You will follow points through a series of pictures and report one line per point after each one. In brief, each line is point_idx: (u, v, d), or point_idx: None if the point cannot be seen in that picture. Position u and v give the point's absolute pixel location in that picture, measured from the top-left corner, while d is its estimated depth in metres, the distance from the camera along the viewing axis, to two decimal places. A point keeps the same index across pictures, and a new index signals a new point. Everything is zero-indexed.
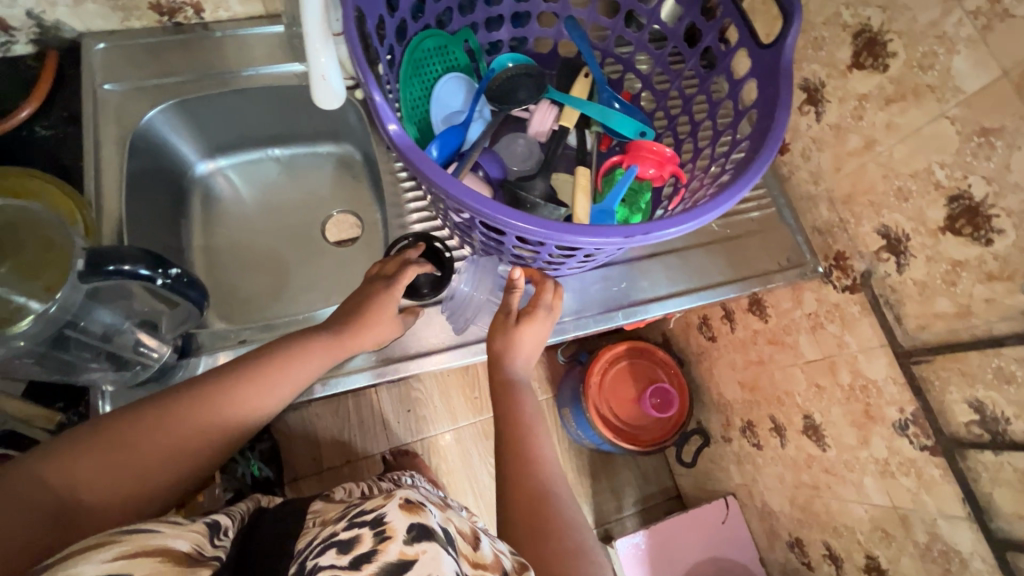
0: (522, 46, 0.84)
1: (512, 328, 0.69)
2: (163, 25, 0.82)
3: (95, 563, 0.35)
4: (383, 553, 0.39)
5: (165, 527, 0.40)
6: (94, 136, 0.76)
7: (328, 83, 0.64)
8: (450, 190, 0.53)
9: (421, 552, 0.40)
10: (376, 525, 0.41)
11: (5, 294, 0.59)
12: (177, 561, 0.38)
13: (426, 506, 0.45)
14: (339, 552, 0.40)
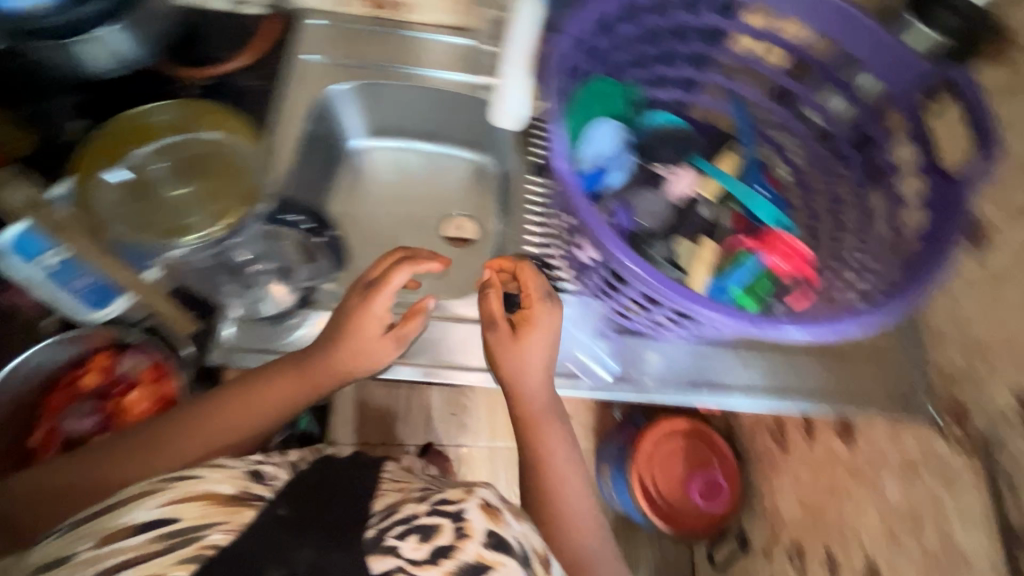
0: (681, 109, 0.86)
1: (512, 339, 0.66)
2: (372, 18, 0.92)
3: (147, 509, 0.46)
4: (461, 551, 0.43)
5: (211, 473, 0.50)
6: (287, 96, 0.86)
7: (506, 103, 0.74)
8: (594, 227, 0.56)
9: (499, 562, 0.44)
10: (456, 520, 0.45)
11: (188, 209, 0.71)
12: (219, 503, 0.46)
13: (504, 513, 0.48)
14: (419, 539, 0.44)
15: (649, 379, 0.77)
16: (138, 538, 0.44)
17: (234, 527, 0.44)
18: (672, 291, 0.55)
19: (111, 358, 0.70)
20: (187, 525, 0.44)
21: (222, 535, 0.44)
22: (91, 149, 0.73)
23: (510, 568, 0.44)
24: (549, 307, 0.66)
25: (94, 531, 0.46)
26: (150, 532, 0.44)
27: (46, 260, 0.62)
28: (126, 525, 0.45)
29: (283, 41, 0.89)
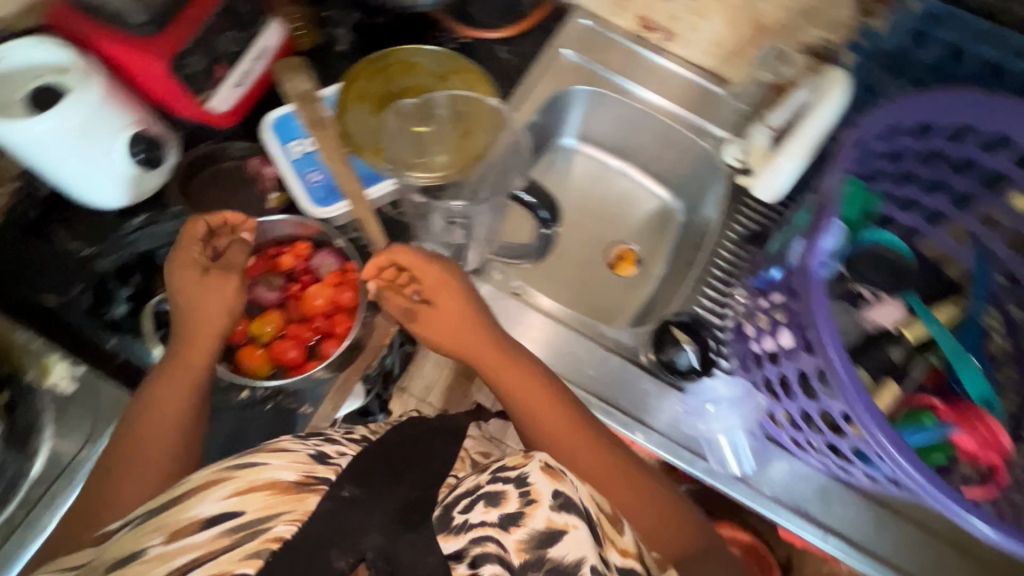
0: (914, 237, 0.78)
1: (432, 310, 0.64)
2: (632, 35, 0.92)
3: (212, 502, 0.46)
4: (532, 518, 0.45)
5: (274, 458, 0.49)
6: (532, 81, 0.89)
7: (773, 176, 0.73)
8: (820, 324, 0.53)
9: (572, 525, 0.46)
10: (520, 485, 0.47)
11: (433, 140, 0.79)
12: (283, 491, 0.46)
13: (565, 473, 0.49)
14: (487, 506, 0.47)
15: (770, 493, 0.71)
16: (201, 535, 0.45)
17: (300, 517, 0.44)
18: (878, 425, 0.50)
19: (309, 250, 0.75)
20: (251, 518, 0.45)
21: (288, 527, 0.44)
22: (360, 67, 0.81)
23: (583, 532, 0.46)
24: (452, 284, 0.64)
25: (162, 526, 0.46)
26: (216, 527, 0.45)
27: (303, 145, 0.76)
28: (194, 518, 0.46)
29: (548, 30, 0.92)
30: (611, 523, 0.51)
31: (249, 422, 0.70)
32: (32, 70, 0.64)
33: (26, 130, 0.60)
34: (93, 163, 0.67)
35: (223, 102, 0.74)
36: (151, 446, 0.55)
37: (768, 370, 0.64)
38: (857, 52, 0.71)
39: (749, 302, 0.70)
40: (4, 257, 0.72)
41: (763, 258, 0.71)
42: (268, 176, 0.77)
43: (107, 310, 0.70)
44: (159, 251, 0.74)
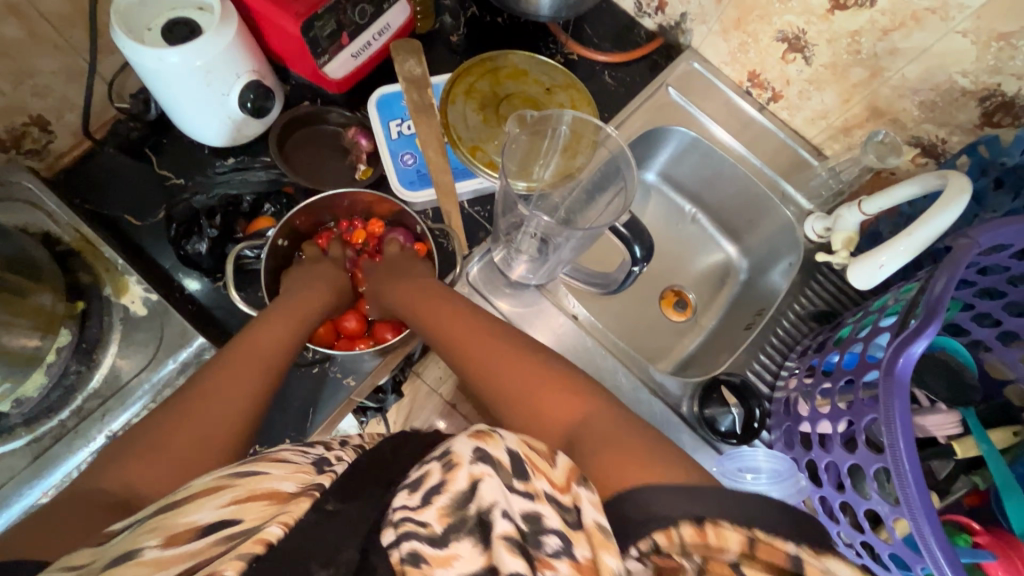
0: (980, 352, 0.77)
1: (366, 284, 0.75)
2: (739, 88, 0.91)
3: (210, 509, 0.37)
4: (451, 483, 0.37)
5: (275, 468, 0.41)
6: (632, 111, 0.89)
7: (877, 272, 0.67)
8: (897, 428, 0.52)
9: (483, 474, 0.37)
10: (441, 457, 0.39)
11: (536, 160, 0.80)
12: (281, 501, 0.38)
13: (497, 430, 0.41)
14: (410, 490, 0.38)
15: None
16: (197, 542, 0.35)
17: (291, 520, 0.35)
18: (936, 537, 0.49)
19: (382, 230, 0.77)
20: (248, 526, 0.36)
21: (279, 530, 0.34)
22: (474, 65, 0.83)
23: (497, 482, 0.37)
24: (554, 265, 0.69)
25: (159, 527, 0.36)
26: (212, 533, 0.35)
27: (403, 126, 0.80)
28: (192, 525, 0.36)
29: (658, 68, 0.92)
30: (545, 460, 0.42)
31: (295, 383, 0.71)
32: (171, 2, 0.66)
33: (158, 59, 0.62)
34: (207, 102, 0.68)
35: (338, 70, 0.75)
36: (257, 364, 0.59)
37: (816, 453, 0.64)
38: (972, 157, 0.70)
39: (807, 381, 0.69)
40: (103, 170, 0.75)
41: (830, 341, 0.70)
42: (362, 149, 0.78)
43: (190, 243, 0.71)
44: (245, 197, 0.74)
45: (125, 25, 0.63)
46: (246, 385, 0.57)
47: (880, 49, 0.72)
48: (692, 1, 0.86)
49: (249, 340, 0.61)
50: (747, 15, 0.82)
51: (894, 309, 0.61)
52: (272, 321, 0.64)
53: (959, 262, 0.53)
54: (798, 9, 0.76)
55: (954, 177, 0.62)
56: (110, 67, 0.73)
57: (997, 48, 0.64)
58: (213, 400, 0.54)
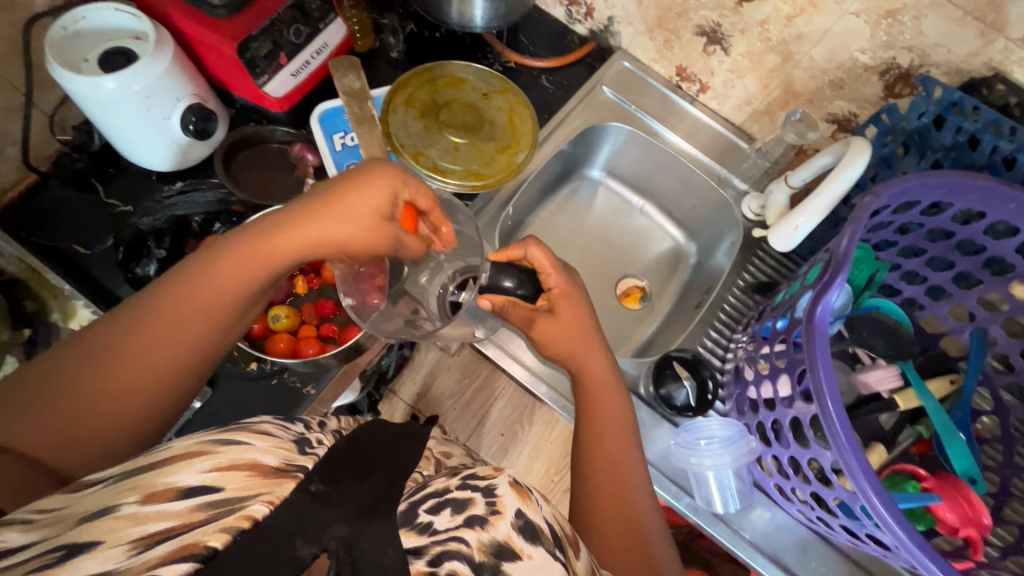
0: (910, 309, 0.82)
1: (551, 318, 0.65)
2: (669, 83, 0.96)
3: (191, 473, 0.39)
4: (492, 528, 0.41)
5: (257, 440, 0.42)
6: (569, 112, 0.94)
7: (794, 234, 0.72)
8: (819, 375, 0.55)
9: (527, 554, 0.41)
10: (487, 494, 0.43)
11: (475, 156, 0.83)
12: (262, 476, 0.40)
13: (533, 492, 0.45)
14: (454, 512, 0.42)
15: (750, 538, 0.72)
16: (178, 504, 0.38)
17: (275, 500, 0.39)
18: (868, 478, 0.53)
19: None
20: (229, 497, 0.38)
21: (263, 508, 0.38)
22: (413, 76, 0.86)
23: (541, 561, 0.41)
24: (572, 283, 0.67)
25: (138, 485, 0.38)
26: (190, 499, 0.38)
27: (346, 138, 0.82)
28: (171, 486, 0.38)
29: (595, 69, 0.97)
30: (571, 547, 0.45)
31: (256, 396, 0.72)
32: (106, 34, 0.68)
33: (95, 87, 0.63)
34: (148, 128, 0.70)
35: (280, 88, 0.77)
36: (185, 333, 0.51)
37: (762, 414, 0.67)
38: (877, 126, 0.75)
39: (750, 348, 0.73)
40: (49, 203, 0.76)
41: (768, 308, 0.73)
42: (308, 163, 0.81)
43: (139, 266, 0.72)
44: (194, 217, 0.76)
45: (60, 58, 0.65)
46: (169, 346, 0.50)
47: (788, 34, 0.78)
48: (616, 5, 0.91)
49: (186, 302, 0.51)
50: (667, 14, 0.87)
51: (813, 271, 0.65)
52: (221, 284, 0.52)
53: (861, 217, 0.58)
54: (710, 4, 0.81)
55: (856, 141, 0.67)
56: (50, 100, 0.74)
57: (887, 24, 0.70)
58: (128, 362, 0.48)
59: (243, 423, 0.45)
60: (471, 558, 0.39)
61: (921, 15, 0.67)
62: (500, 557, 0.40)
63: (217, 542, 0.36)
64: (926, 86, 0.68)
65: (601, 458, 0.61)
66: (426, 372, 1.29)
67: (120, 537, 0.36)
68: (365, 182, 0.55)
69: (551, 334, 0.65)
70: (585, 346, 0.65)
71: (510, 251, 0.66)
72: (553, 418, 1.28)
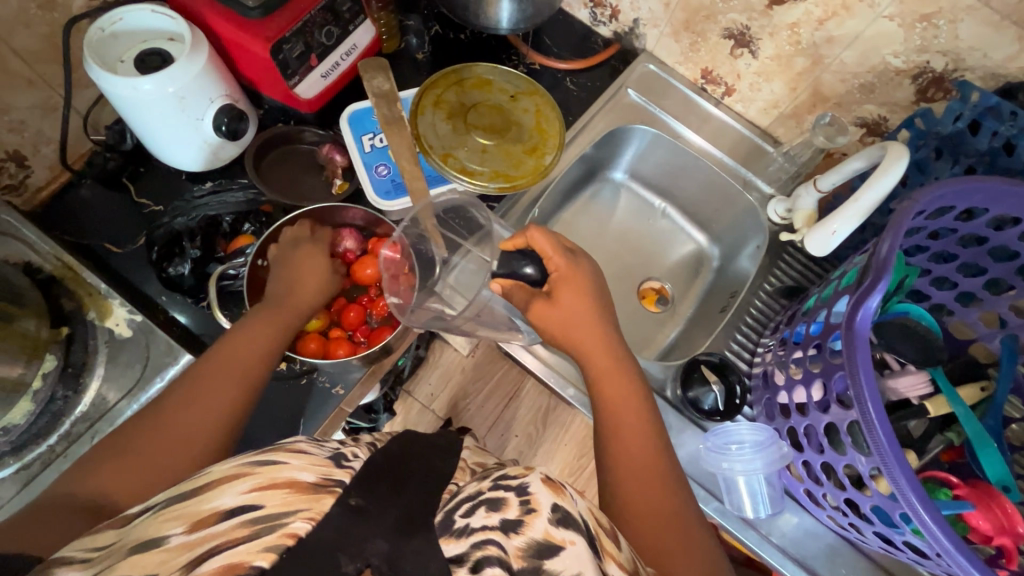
0: (940, 315, 0.81)
1: (550, 304, 0.63)
2: (694, 85, 0.96)
3: (232, 495, 0.40)
4: (530, 528, 0.41)
5: (293, 458, 0.43)
6: (593, 115, 0.94)
7: (830, 238, 0.71)
8: (861, 379, 0.55)
9: (569, 541, 0.41)
10: (520, 494, 0.43)
11: (502, 158, 0.83)
12: (301, 491, 0.40)
13: (566, 488, 0.45)
14: (488, 511, 0.42)
15: (778, 543, 0.72)
16: (222, 525, 0.38)
17: (317, 516, 0.39)
18: (911, 486, 0.53)
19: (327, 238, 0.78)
20: (271, 513, 0.39)
21: (305, 525, 0.39)
22: (440, 77, 0.86)
23: (582, 550, 0.41)
24: (575, 266, 0.65)
25: (183, 514, 0.39)
26: (235, 518, 0.39)
27: (375, 140, 0.82)
28: (215, 511, 0.39)
29: (620, 71, 0.97)
30: (609, 538, 0.45)
31: (284, 396, 0.72)
32: (142, 35, 0.68)
33: (132, 88, 0.64)
34: (182, 127, 0.70)
35: (309, 90, 0.78)
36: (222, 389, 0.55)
37: (794, 419, 0.66)
38: (910, 130, 0.74)
39: (780, 352, 0.72)
40: (81, 203, 0.76)
41: (799, 313, 0.73)
42: (336, 164, 0.81)
43: (172, 265, 0.72)
44: (224, 217, 0.76)
45: (98, 58, 0.65)
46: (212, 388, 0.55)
47: (818, 38, 0.77)
48: (642, 7, 0.91)
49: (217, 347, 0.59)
50: (695, 16, 0.87)
51: (850, 274, 0.64)
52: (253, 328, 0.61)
53: (901, 222, 0.57)
54: (740, 7, 0.81)
55: (893, 146, 0.67)
56: (84, 100, 0.75)
57: (921, 28, 0.69)
58: (179, 417, 0.52)
59: (275, 443, 0.45)
60: (508, 562, 0.39)
61: (958, 19, 0.66)
62: (540, 557, 0.40)
63: (263, 560, 0.37)
64: (962, 90, 0.68)
65: (643, 456, 0.58)
66: (443, 372, 1.29)
67: (172, 565, 0.37)
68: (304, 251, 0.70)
69: (551, 322, 0.63)
70: (592, 339, 0.63)
71: (513, 239, 0.67)
72: (568, 420, 1.28)
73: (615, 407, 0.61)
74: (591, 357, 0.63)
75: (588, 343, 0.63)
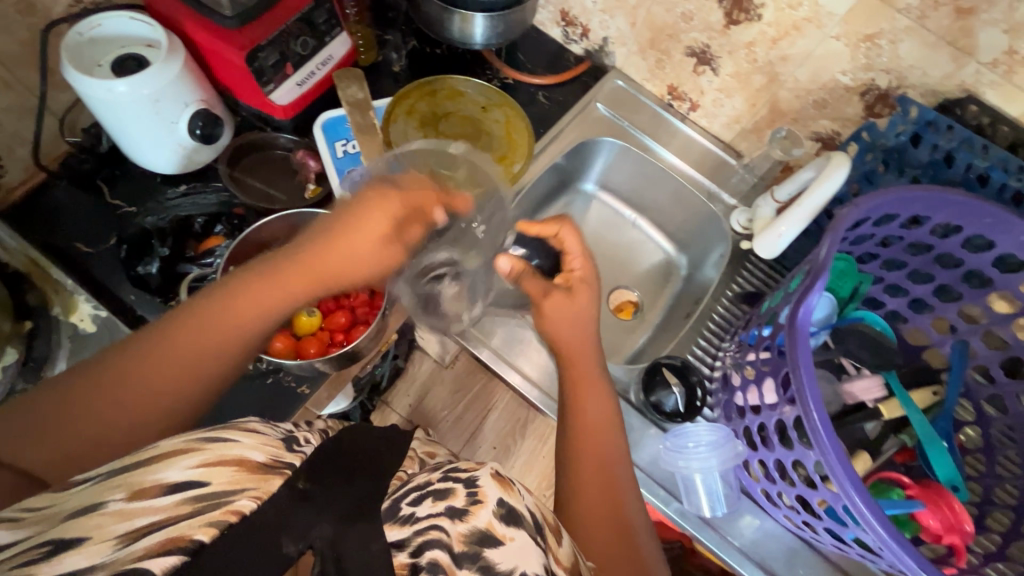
0: (895, 322, 0.84)
1: (568, 300, 0.65)
2: (661, 101, 1.00)
3: (178, 470, 0.40)
4: (474, 516, 0.43)
5: (245, 437, 0.43)
6: (563, 128, 0.97)
7: (778, 240, 0.76)
8: (800, 374, 0.57)
9: (509, 536, 0.43)
10: (468, 485, 0.45)
11: None
12: (249, 470, 0.41)
13: (515, 484, 0.48)
14: (435, 500, 0.44)
15: (738, 545, 0.73)
16: (164, 499, 0.39)
17: (263, 495, 0.40)
18: (851, 478, 0.54)
19: None
20: (217, 490, 0.39)
21: (250, 503, 0.40)
22: (414, 88, 0.89)
23: (521, 543, 0.44)
24: (591, 268, 0.67)
25: (125, 482, 0.39)
26: (177, 494, 0.39)
27: (348, 146, 0.84)
28: (159, 483, 0.39)
29: (590, 87, 1.00)
30: (553, 533, 0.49)
31: (249, 394, 0.73)
32: (120, 41, 0.71)
33: (107, 90, 0.66)
34: (157, 130, 0.72)
35: (285, 96, 0.79)
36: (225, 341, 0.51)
37: (748, 419, 0.68)
38: (859, 143, 0.79)
39: (737, 354, 0.74)
40: (52, 202, 0.78)
41: (755, 316, 0.75)
42: (309, 169, 0.83)
43: (141, 264, 0.74)
44: (196, 218, 0.78)
45: (74, 60, 0.67)
46: (245, 325, 0.52)
47: (773, 56, 0.81)
48: (611, 26, 0.95)
49: (280, 276, 0.54)
50: (659, 35, 0.91)
51: (796, 279, 0.68)
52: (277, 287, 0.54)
53: (839, 226, 0.60)
54: (700, 27, 0.85)
55: (835, 156, 0.70)
56: (61, 103, 0.76)
57: (866, 48, 0.73)
58: (173, 356, 0.49)
59: (229, 422, 0.45)
60: (451, 545, 0.42)
61: (898, 40, 0.71)
62: (482, 544, 0.42)
63: (203, 536, 0.38)
64: (903, 105, 0.73)
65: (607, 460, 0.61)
66: (419, 384, 1.30)
67: (107, 533, 0.37)
68: (372, 205, 0.57)
69: (566, 324, 0.65)
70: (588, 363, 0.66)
71: (546, 226, 0.66)
72: (545, 431, 1.28)
73: (586, 411, 0.64)
74: (573, 359, 0.66)
75: (568, 342, 0.65)
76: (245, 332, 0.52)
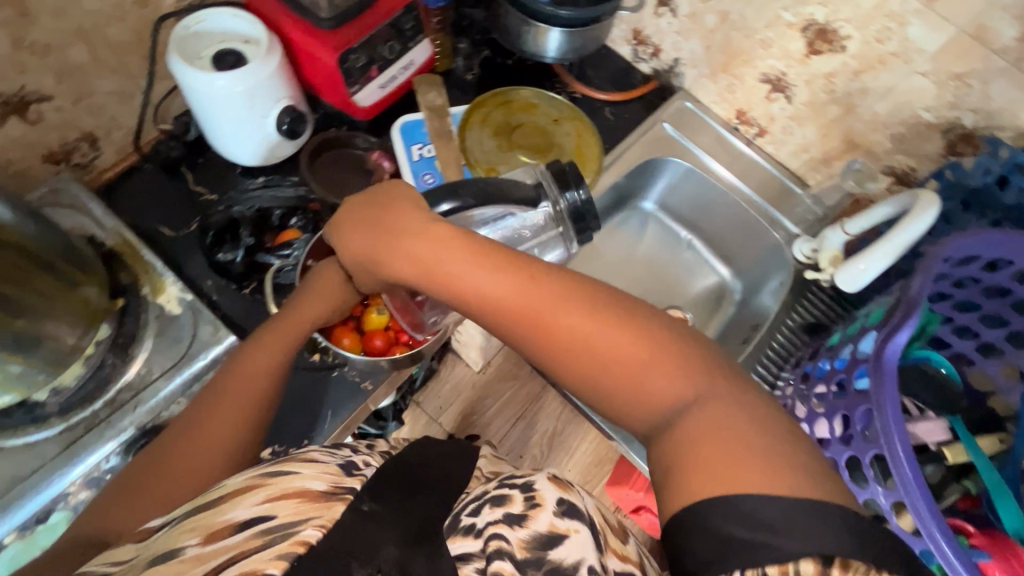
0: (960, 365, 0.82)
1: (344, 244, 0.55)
2: (727, 124, 0.99)
3: (246, 507, 0.40)
4: (534, 521, 0.41)
5: (304, 468, 0.43)
6: (628, 146, 0.97)
7: (863, 274, 0.75)
8: (887, 410, 0.57)
9: (573, 530, 0.41)
10: (526, 491, 0.43)
11: None
12: (312, 500, 0.40)
13: (573, 485, 0.46)
14: (493, 506, 0.43)
15: None
16: (236, 536, 0.38)
17: (328, 524, 0.39)
18: (934, 519, 0.54)
19: None
20: (283, 522, 0.38)
21: (316, 533, 0.38)
22: (489, 97, 0.90)
23: (585, 537, 0.41)
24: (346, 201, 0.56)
25: (199, 526, 0.39)
26: (248, 529, 0.38)
27: (423, 150, 0.86)
28: (228, 523, 0.39)
29: (656, 106, 1.01)
30: (616, 536, 0.45)
31: (315, 386, 0.75)
32: (222, 35, 0.73)
33: (208, 82, 0.68)
34: (248, 124, 0.75)
35: (367, 98, 0.83)
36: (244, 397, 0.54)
37: None
38: (940, 181, 0.78)
39: (802, 386, 0.73)
40: (141, 185, 0.81)
41: (823, 348, 0.74)
42: (385, 171, 0.86)
43: (223, 251, 0.77)
44: (275, 211, 0.80)
45: (181, 52, 0.70)
46: (266, 360, 0.57)
47: (853, 87, 0.81)
48: (684, 48, 0.95)
49: (274, 328, 0.60)
50: (733, 60, 0.91)
51: (875, 312, 0.67)
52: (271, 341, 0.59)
53: (931, 265, 0.61)
54: (778, 54, 0.86)
55: (923, 195, 0.71)
56: (159, 91, 0.79)
57: (954, 86, 0.73)
58: (194, 440, 0.51)
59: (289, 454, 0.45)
60: (513, 552, 0.39)
61: (990, 80, 0.70)
62: (548, 549, 0.40)
63: (275, 569, 0.36)
64: (992, 146, 0.72)
65: (583, 343, 0.44)
66: (452, 387, 1.31)
67: None
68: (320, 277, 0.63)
69: (376, 255, 0.53)
70: (426, 253, 0.49)
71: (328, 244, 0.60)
72: (574, 445, 1.28)
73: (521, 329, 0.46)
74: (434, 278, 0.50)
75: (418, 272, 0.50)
76: (258, 389, 0.55)
